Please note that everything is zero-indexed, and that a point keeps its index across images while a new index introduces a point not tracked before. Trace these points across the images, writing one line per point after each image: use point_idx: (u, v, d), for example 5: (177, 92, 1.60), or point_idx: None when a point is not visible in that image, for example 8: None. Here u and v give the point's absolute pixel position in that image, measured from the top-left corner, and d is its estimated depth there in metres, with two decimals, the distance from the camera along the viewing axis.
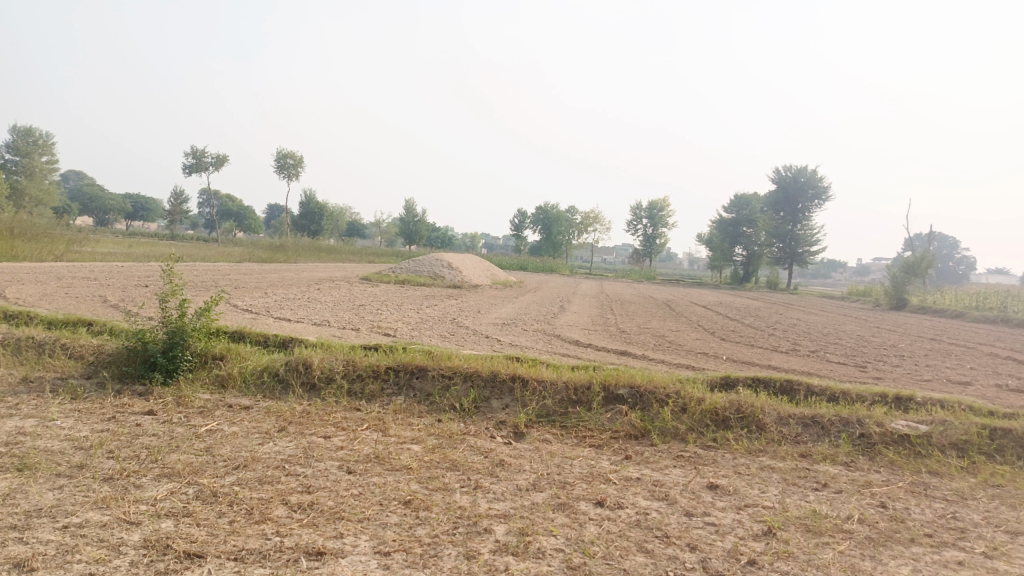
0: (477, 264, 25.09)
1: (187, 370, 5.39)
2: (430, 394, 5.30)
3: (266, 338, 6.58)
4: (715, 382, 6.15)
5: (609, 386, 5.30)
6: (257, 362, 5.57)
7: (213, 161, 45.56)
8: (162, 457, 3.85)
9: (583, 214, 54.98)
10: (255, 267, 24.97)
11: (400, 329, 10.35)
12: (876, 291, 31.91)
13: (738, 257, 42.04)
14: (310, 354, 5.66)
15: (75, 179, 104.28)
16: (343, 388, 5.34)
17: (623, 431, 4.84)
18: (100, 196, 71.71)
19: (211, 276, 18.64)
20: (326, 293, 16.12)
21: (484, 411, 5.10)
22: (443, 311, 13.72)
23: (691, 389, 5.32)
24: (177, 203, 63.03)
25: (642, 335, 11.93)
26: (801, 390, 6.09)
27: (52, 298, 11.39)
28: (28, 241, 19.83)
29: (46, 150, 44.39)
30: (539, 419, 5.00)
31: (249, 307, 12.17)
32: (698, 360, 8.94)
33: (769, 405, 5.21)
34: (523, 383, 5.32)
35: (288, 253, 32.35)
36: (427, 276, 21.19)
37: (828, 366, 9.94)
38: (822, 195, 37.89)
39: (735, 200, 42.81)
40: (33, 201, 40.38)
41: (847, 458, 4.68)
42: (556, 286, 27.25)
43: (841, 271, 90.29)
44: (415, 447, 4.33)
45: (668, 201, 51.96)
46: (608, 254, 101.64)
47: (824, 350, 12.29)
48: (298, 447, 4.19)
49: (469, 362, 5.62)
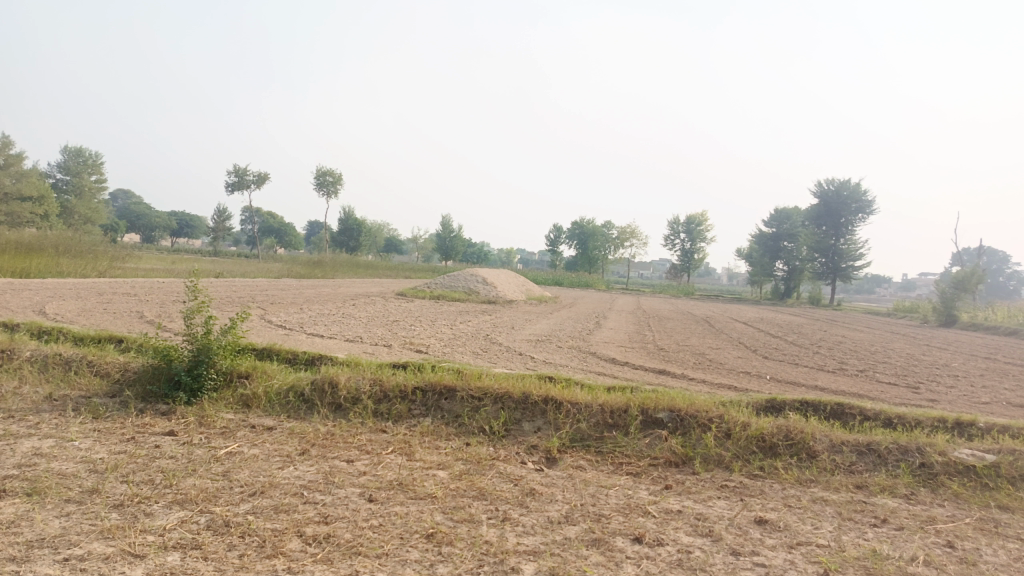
0: (513, 279, 24.92)
1: (212, 389, 5.26)
2: (459, 415, 5.07)
3: (294, 356, 6.44)
4: (761, 405, 5.81)
5: (647, 408, 5.01)
6: (283, 381, 5.41)
7: (254, 178, 46.35)
8: (177, 481, 3.69)
9: (619, 229, 54.53)
10: (292, 282, 25.14)
11: (433, 345, 10.18)
12: (924, 308, 30.87)
13: (778, 272, 41.13)
14: (337, 373, 5.48)
15: (124, 198, 107.31)
16: (370, 409, 5.14)
17: (663, 458, 4.55)
18: (146, 214, 73.59)
19: (248, 292, 18.79)
20: (361, 309, 16.07)
21: (515, 435, 4.86)
22: (477, 327, 13.55)
23: (735, 412, 5.01)
24: (220, 220, 64.35)
25: (682, 353, 11.56)
26: (853, 414, 5.72)
27: (91, 313, 11.50)
28: (74, 257, 20.26)
29: (95, 170, 45.66)
30: (573, 444, 4.74)
31: (283, 323, 12.13)
32: (740, 381, 8.57)
33: (820, 431, 4.87)
34: (556, 405, 5.06)
35: (326, 269, 32.62)
36: (462, 291, 21.08)
37: (879, 387, 9.47)
38: (866, 208, 36.90)
39: (776, 214, 41.97)
40: (81, 219, 41.51)
41: (907, 490, 4.32)
42: (593, 301, 26.86)
43: (886, 286, 87.95)
44: (442, 473, 4.11)
45: (706, 216, 51.22)
46: (645, 270, 100.65)
47: (873, 369, 11.76)
48: (318, 472, 3.99)
49: (500, 382, 5.38)
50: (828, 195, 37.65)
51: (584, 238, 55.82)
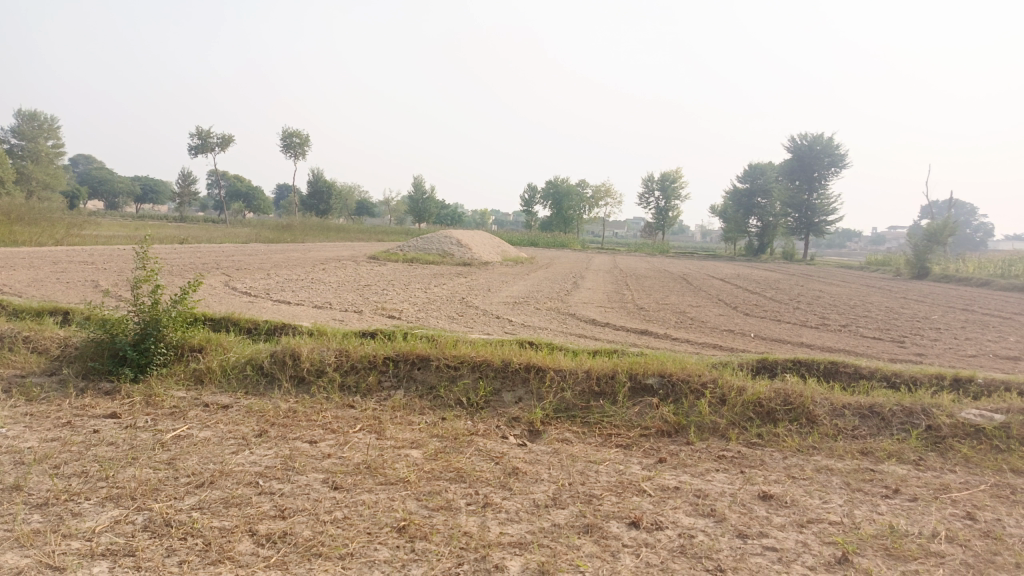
0: (487, 240, 24.45)
1: (161, 365, 4.79)
2: (434, 387, 4.68)
3: (255, 325, 6.00)
4: (751, 366, 5.53)
5: (636, 374, 4.66)
6: (240, 353, 4.97)
7: (219, 141, 44.94)
8: (114, 473, 3.27)
9: (593, 187, 53.98)
10: (261, 247, 24.36)
11: (405, 310, 9.75)
12: (896, 260, 31.01)
13: (752, 228, 41.04)
14: (299, 344, 5.04)
15: (85, 163, 104.24)
16: (336, 382, 4.72)
17: (655, 427, 4.21)
18: (109, 180, 71.46)
19: (213, 258, 18.10)
20: (332, 274, 15.50)
21: (495, 406, 4.49)
22: (452, 290, 13.11)
23: (729, 376, 4.68)
24: (186, 185, 62.65)
25: (662, 312, 11.26)
26: (848, 373, 5.45)
27: (41, 283, 10.83)
28: (27, 226, 19.33)
29: (52, 134, 43.84)
30: (558, 415, 4.38)
31: (249, 290, 11.58)
32: (725, 339, 8.32)
33: (819, 394, 4.58)
34: (538, 373, 4.70)
35: (295, 233, 31.80)
36: (436, 253, 20.58)
37: (864, 342, 9.24)
38: (838, 162, 36.77)
39: (749, 169, 41.74)
40: (40, 185, 39.95)
41: (915, 456, 4.04)
42: (569, 261, 26.44)
43: (856, 240, 88.88)
44: (415, 453, 3.72)
45: (680, 172, 50.83)
46: (619, 229, 100.40)
47: (855, 324, 11.58)
48: (277, 456, 3.58)
49: (477, 350, 5.00)
50: (801, 149, 37.46)
51: (559, 197, 55.25)
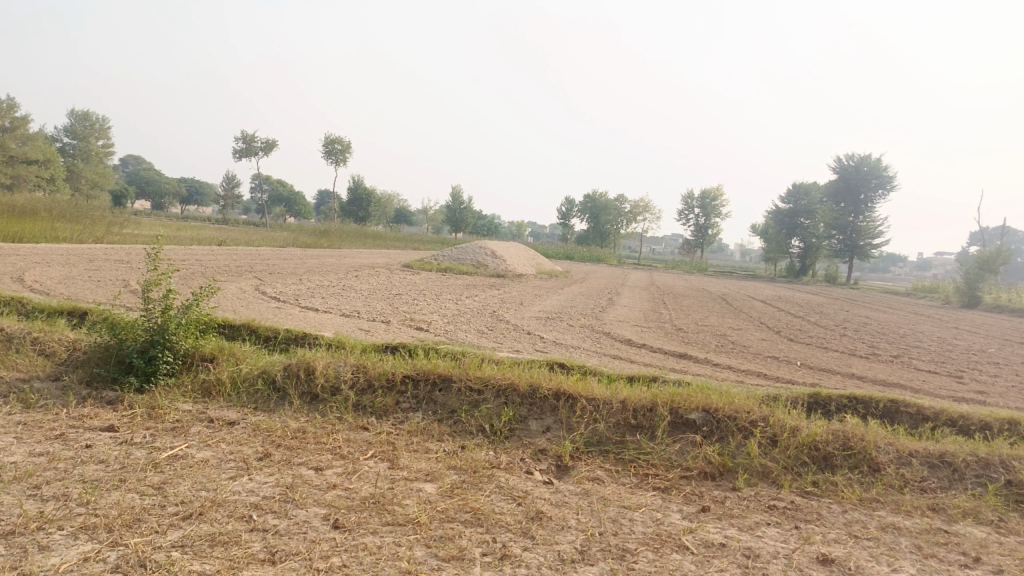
0: (523, 252, 24.15)
1: (168, 375, 4.51)
2: (455, 411, 4.32)
3: (274, 333, 5.74)
4: (802, 402, 5.06)
5: (677, 407, 4.24)
6: (253, 365, 4.68)
7: (263, 145, 45.53)
8: (97, 498, 2.96)
9: (631, 202, 53.34)
10: (297, 252, 24.36)
11: (434, 322, 9.43)
12: (944, 287, 29.90)
13: (794, 249, 40.02)
14: (315, 357, 4.73)
15: (135, 164, 106.86)
16: (350, 402, 4.38)
17: (697, 468, 3.79)
18: (156, 180, 72.96)
19: (247, 261, 18.07)
20: (364, 281, 15.30)
21: (520, 436, 4.10)
22: (484, 302, 12.81)
23: (781, 413, 4.23)
24: (230, 188, 63.55)
25: (701, 334, 10.76)
26: (910, 415, 4.95)
27: (73, 281, 10.76)
28: (70, 223, 19.53)
29: (102, 134, 44.82)
30: (589, 449, 3.98)
31: (278, 296, 11.38)
32: (770, 368, 7.83)
33: (883, 438, 4.10)
34: (568, 401, 4.31)
35: (332, 239, 31.87)
36: (470, 263, 20.31)
37: (918, 376, 8.64)
38: (886, 185, 35.69)
39: (793, 189, 40.76)
40: (89, 184, 40.74)
41: (995, 516, 3.54)
42: (605, 276, 25.97)
43: (902, 265, 86.63)
44: (429, 487, 3.35)
45: (721, 190, 49.93)
46: (657, 245, 99.39)
47: (908, 355, 10.94)
48: (277, 485, 3.24)
49: (503, 372, 4.62)
50: (847, 171, 36.49)
51: (596, 211, 54.71)
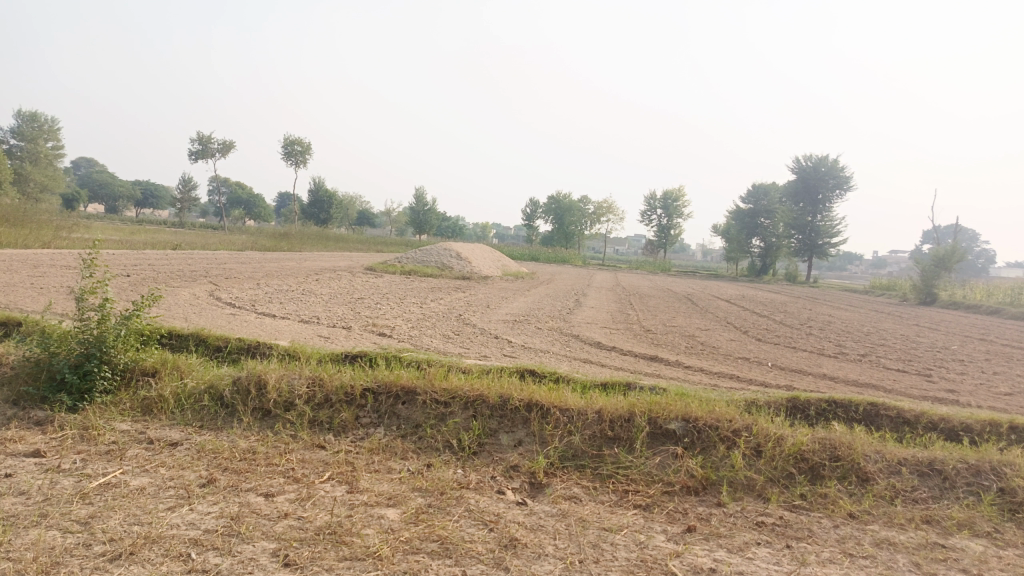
0: (488, 254, 23.86)
1: (104, 392, 4.12)
2: (421, 425, 4.02)
3: (225, 343, 5.37)
4: (782, 407, 4.89)
5: (655, 416, 4.00)
6: (200, 380, 4.32)
7: (220, 147, 44.50)
8: (11, 538, 2.59)
9: (594, 203, 53.39)
10: (256, 256, 23.69)
11: (398, 327, 9.07)
12: (901, 285, 30.42)
13: (755, 249, 40.42)
14: (267, 369, 4.38)
15: (87, 167, 104.11)
16: (306, 418, 4.05)
17: (679, 483, 3.55)
18: (110, 184, 71.02)
19: (203, 265, 17.47)
20: (325, 285, 14.86)
21: (490, 452, 3.81)
22: (450, 305, 12.49)
23: (764, 421, 4.03)
24: (187, 191, 62.06)
25: (671, 335, 10.59)
26: (892, 419, 4.80)
27: (12, 289, 10.15)
28: (13, 227, 18.63)
29: (52, 136, 43.34)
30: (565, 464, 3.71)
31: (234, 302, 10.90)
32: (742, 370, 7.67)
33: (869, 446, 3.92)
34: (541, 413, 4.04)
35: (292, 241, 31.16)
36: (435, 266, 19.94)
37: (888, 376, 8.56)
38: (843, 185, 36.21)
39: (753, 190, 41.14)
40: (38, 187, 39.32)
41: (991, 527, 3.34)
42: (571, 278, 25.80)
43: (859, 263, 88.50)
44: (392, 513, 3.05)
45: (683, 191, 50.26)
46: (621, 245, 99.94)
47: (875, 353, 10.92)
48: (222, 516, 2.91)
49: (471, 382, 4.34)
50: (806, 171, 36.94)
51: (560, 212, 54.62)
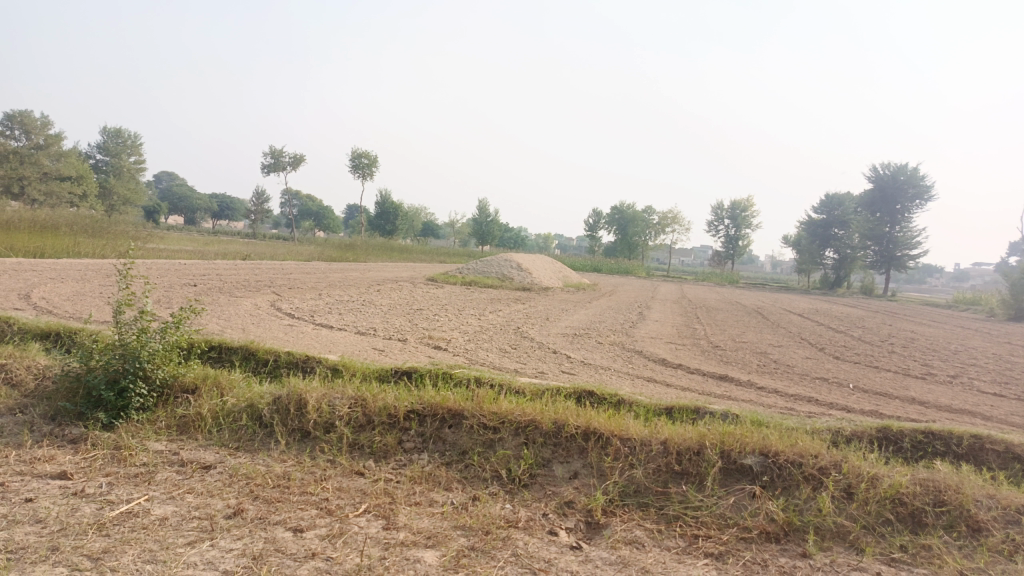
0: (551, 265, 23.50)
1: (141, 410, 3.96)
2: (468, 452, 3.70)
3: (274, 356, 5.19)
4: (870, 438, 4.37)
5: (728, 448, 3.57)
6: (241, 397, 4.12)
7: (291, 160, 45.61)
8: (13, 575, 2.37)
9: (659, 213, 52.43)
10: (321, 266, 23.95)
11: (454, 340, 8.80)
12: (989, 299, 28.58)
13: (828, 261, 38.84)
14: (309, 387, 4.15)
15: (168, 180, 108.86)
16: (346, 441, 3.78)
17: (757, 528, 3.11)
18: (189, 196, 73.81)
19: (268, 275, 17.71)
20: (385, 296, 14.77)
21: (542, 485, 3.46)
22: (509, 317, 12.20)
23: (854, 458, 3.53)
24: (260, 203, 63.79)
25: (741, 352, 10.00)
26: (1000, 458, 4.22)
27: (82, 298, 10.34)
28: (92, 237, 19.27)
29: (134, 151, 45.15)
30: (625, 501, 3.32)
31: (293, 312, 10.85)
32: (820, 392, 7.09)
33: (981, 490, 3.36)
34: (599, 442, 3.66)
35: (357, 252, 31.53)
36: (496, 277, 19.71)
37: (985, 401, 7.79)
38: (924, 194, 34.40)
39: (826, 199, 39.56)
40: (121, 200, 40.98)
41: None
42: (635, 289, 25.24)
43: (940, 275, 84.24)
44: (429, 555, 2.72)
45: (752, 201, 48.78)
46: (686, 256, 97.98)
47: (966, 375, 10.06)
48: (243, 554, 2.64)
49: (523, 405, 4.00)
50: (883, 180, 35.22)
51: (624, 223, 53.88)
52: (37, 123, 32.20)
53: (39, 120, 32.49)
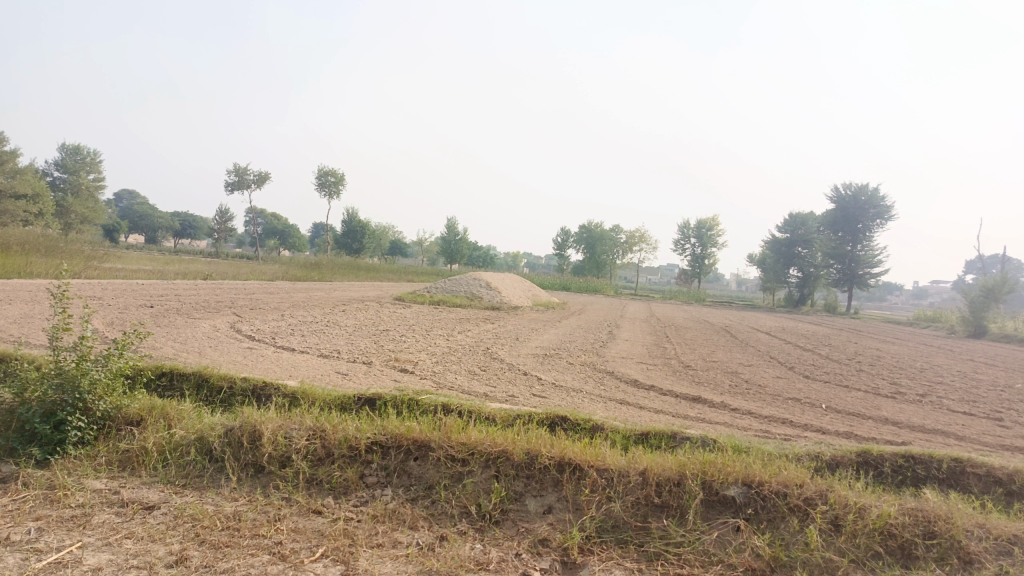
0: (519, 284, 23.34)
1: (79, 444, 3.66)
2: (434, 486, 3.47)
3: (230, 384, 4.90)
4: (850, 464, 4.23)
5: (710, 479, 3.39)
6: (191, 429, 3.85)
7: (256, 178, 44.99)
8: None
9: (626, 232, 52.74)
10: (286, 286, 23.47)
11: (421, 362, 8.54)
12: (948, 316, 29.11)
13: (792, 279, 39.30)
14: (264, 418, 3.89)
15: (129, 198, 106.77)
16: (303, 476, 3.53)
17: (742, 565, 2.92)
18: (151, 215, 72.42)
19: (230, 296, 17.23)
20: (351, 317, 14.44)
21: (514, 522, 3.24)
22: (477, 338, 11.97)
23: (839, 488, 3.38)
24: (224, 221, 62.70)
25: (712, 372, 9.89)
26: (984, 482, 4.11)
27: (30, 320, 9.87)
28: (45, 257, 18.62)
29: (94, 168, 44.11)
30: (603, 538, 3.12)
31: (254, 335, 10.48)
32: (794, 413, 6.98)
33: (971, 520, 3.22)
34: (574, 474, 3.46)
35: (323, 271, 31.03)
36: (464, 296, 19.48)
37: (956, 420, 7.76)
38: (884, 214, 35.07)
39: (789, 218, 40.12)
40: (79, 218, 39.90)
41: None
42: (604, 308, 25.19)
43: (899, 293, 86.09)
44: None
45: (717, 220, 49.34)
46: (653, 275, 98.81)
47: (934, 393, 10.07)
48: None
49: (493, 435, 3.79)
50: (844, 200, 35.85)
51: (592, 241, 54.08)
52: None
53: None
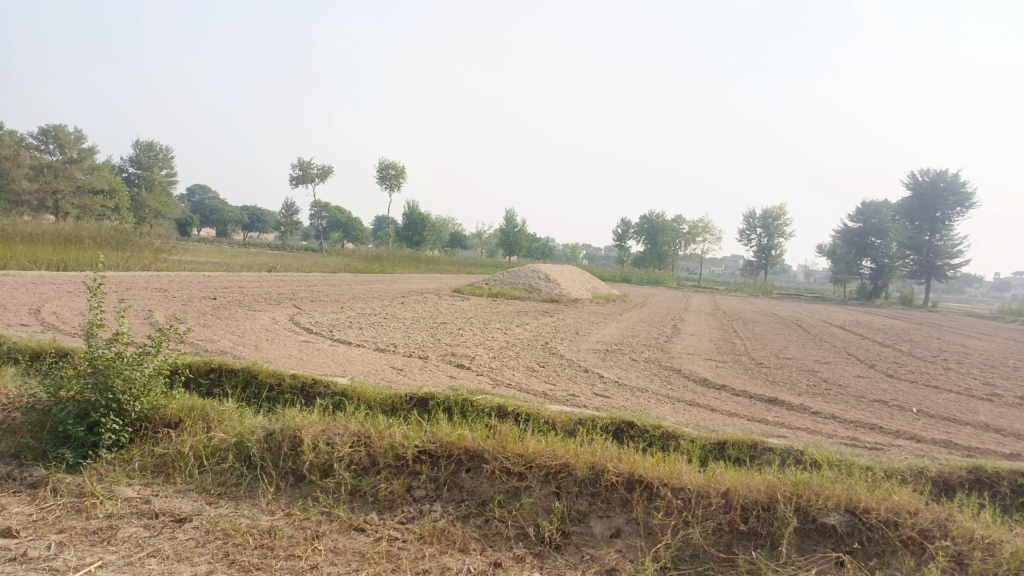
0: (579, 276, 22.87)
1: (113, 446, 3.45)
2: (488, 502, 3.13)
3: (279, 380, 4.67)
4: (963, 483, 3.70)
5: (806, 504, 2.94)
6: (230, 432, 3.61)
7: (320, 172, 45.69)
8: None
9: (689, 223, 51.48)
10: (347, 278, 23.59)
11: (477, 358, 8.23)
12: None
13: (864, 271, 37.51)
14: (306, 422, 3.61)
15: (201, 193, 110.58)
16: (346, 488, 3.23)
17: None
18: (220, 209, 74.52)
19: (291, 288, 17.31)
20: (408, 309, 14.26)
21: (578, 547, 2.85)
22: (536, 332, 11.62)
23: (962, 519, 2.87)
24: (290, 215, 63.91)
25: (787, 370, 9.26)
26: None
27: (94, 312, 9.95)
28: (117, 250, 19.09)
29: (167, 164, 45.51)
30: (682, 570, 2.70)
31: (311, 327, 10.35)
32: (882, 418, 6.37)
33: None
34: (646, 493, 3.06)
35: (384, 263, 31.17)
36: (522, 288, 19.15)
37: None
38: (965, 202, 33.04)
39: (862, 207, 38.30)
40: (153, 213, 41.25)
41: None
42: (666, 300, 24.48)
43: (980, 286, 81.73)
44: None
45: (784, 210, 47.64)
46: (716, 267, 96.46)
47: None
48: None
49: (553, 445, 3.41)
50: (922, 187, 33.93)
51: (653, 232, 53.06)
52: (71, 137, 32.65)
53: (73, 134, 32.71)
